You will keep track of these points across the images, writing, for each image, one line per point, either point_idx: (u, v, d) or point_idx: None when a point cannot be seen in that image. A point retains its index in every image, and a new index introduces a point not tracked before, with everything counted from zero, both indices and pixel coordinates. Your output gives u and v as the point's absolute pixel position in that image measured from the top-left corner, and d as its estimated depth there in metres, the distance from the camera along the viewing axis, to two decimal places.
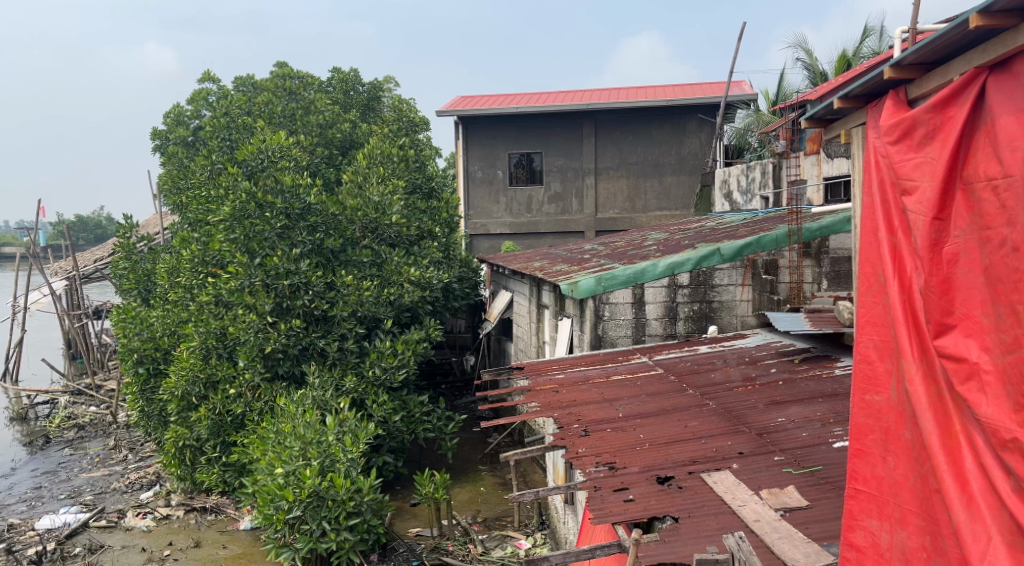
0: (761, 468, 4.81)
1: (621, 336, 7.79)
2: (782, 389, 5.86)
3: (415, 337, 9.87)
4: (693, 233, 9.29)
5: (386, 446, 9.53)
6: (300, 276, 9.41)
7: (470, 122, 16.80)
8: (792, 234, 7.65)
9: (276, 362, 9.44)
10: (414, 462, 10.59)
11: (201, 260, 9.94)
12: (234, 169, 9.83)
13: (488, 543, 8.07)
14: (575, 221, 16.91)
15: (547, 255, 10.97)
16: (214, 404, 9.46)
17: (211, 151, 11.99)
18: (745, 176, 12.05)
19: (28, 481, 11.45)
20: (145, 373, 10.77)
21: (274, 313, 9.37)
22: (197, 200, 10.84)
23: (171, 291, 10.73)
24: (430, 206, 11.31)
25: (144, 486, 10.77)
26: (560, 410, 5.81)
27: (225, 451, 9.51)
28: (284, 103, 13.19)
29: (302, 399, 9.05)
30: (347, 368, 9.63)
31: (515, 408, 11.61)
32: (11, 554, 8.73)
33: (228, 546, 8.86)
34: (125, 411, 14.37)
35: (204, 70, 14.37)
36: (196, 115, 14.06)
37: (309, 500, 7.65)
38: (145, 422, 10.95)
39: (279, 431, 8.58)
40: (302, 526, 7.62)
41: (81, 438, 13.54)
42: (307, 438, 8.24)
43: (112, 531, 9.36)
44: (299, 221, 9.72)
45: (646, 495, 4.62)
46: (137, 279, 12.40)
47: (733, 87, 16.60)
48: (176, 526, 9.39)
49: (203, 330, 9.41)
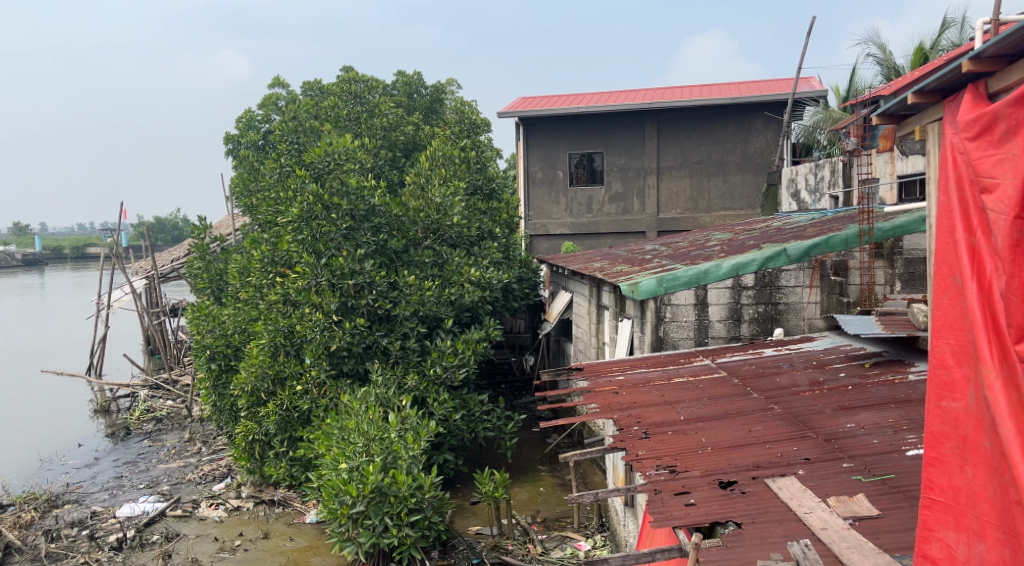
0: (829, 474, 4.69)
1: (683, 338, 7.70)
2: (852, 395, 5.69)
3: (475, 337, 9.95)
4: (758, 233, 9.11)
5: (446, 444, 9.62)
6: (364, 276, 9.61)
7: (531, 121, 16.82)
8: (863, 234, 7.41)
9: (341, 360, 9.65)
10: (474, 461, 10.67)
11: (270, 261, 10.25)
12: (301, 171, 9.96)
13: (548, 543, 8.07)
14: (636, 221, 16.74)
15: (608, 255, 10.91)
16: (282, 400, 9.68)
17: (280, 155, 12.36)
18: (813, 175, 11.73)
19: (110, 471, 11.98)
20: (217, 369, 11.15)
21: (339, 311, 9.59)
22: (267, 202, 11.17)
23: (243, 289, 11.08)
24: (490, 207, 11.41)
25: (217, 477, 11.16)
26: (620, 412, 5.78)
27: (292, 446, 9.78)
28: (350, 106, 13.50)
29: (366, 396, 9.20)
30: (409, 366, 9.75)
31: (574, 409, 11.59)
32: (95, 541, 9.16)
33: (295, 538, 9.09)
34: (200, 405, 14.91)
35: (274, 76, 14.82)
36: (267, 119, 14.49)
37: (372, 496, 7.82)
38: (218, 416, 11.33)
39: (344, 427, 8.75)
40: (364, 521, 7.76)
41: (159, 431, 14.10)
42: (370, 435, 8.40)
43: (187, 520, 9.72)
44: (364, 223, 9.94)
45: (708, 499, 4.56)
46: (210, 279, 12.83)
47: (802, 84, 16.21)
48: (246, 518, 9.68)
49: (271, 328, 9.67)
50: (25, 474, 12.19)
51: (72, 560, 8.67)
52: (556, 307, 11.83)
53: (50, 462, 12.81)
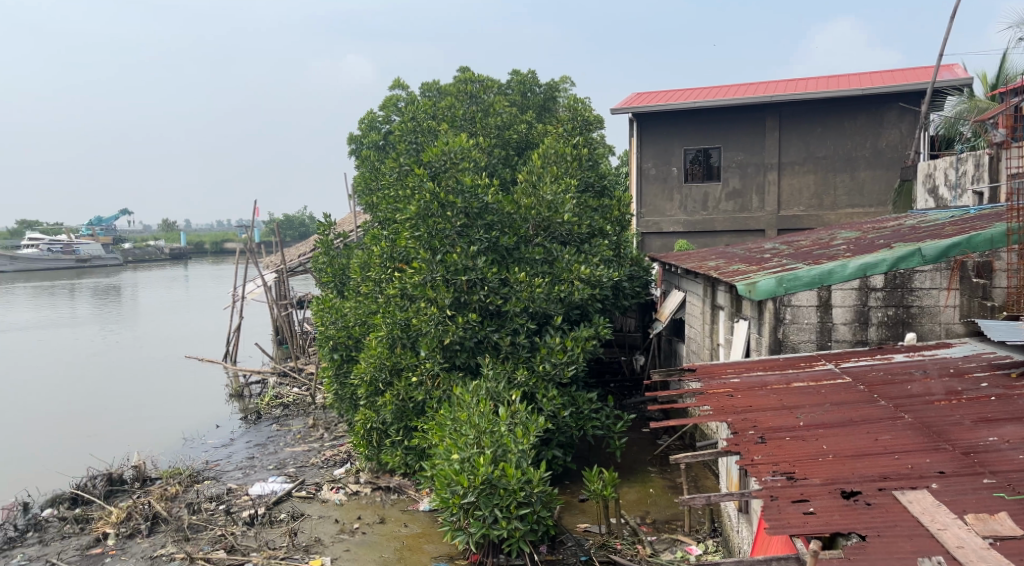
0: (967, 490, 4.39)
1: (804, 341, 7.39)
2: (994, 406, 5.29)
3: (584, 334, 9.82)
4: (890, 231, 8.59)
5: (555, 440, 9.64)
6: (477, 273, 9.81)
7: (643, 116, 16.43)
8: (1012, 233, 6.84)
9: (454, 354, 9.85)
10: (583, 458, 10.65)
11: (389, 257, 10.74)
12: (418, 170, 10.24)
13: (658, 545, 7.99)
14: (755, 219, 16.17)
15: (722, 254, 10.56)
16: (398, 391, 10.06)
17: (399, 155, 12.76)
18: (953, 170, 10.94)
19: (244, 451, 12.79)
20: (339, 359, 11.65)
21: (452, 306, 9.83)
22: (386, 201, 11.57)
23: (363, 283, 11.55)
24: (601, 205, 11.35)
25: (338, 462, 11.67)
26: (734, 415, 5.61)
27: (408, 435, 10.11)
28: (465, 106, 13.82)
29: (476, 389, 9.38)
30: (519, 362, 9.81)
31: (686, 411, 11.34)
32: (230, 516, 9.86)
33: (409, 524, 9.40)
34: (323, 393, 15.67)
35: (395, 78, 15.36)
36: (388, 120, 15.09)
37: (482, 487, 7.99)
38: (339, 404, 11.86)
39: (455, 419, 8.95)
40: (475, 512, 7.99)
41: (286, 416, 14.95)
42: (481, 427, 8.54)
43: (311, 501, 10.24)
44: (477, 220, 10.11)
45: (829, 509, 4.36)
46: (333, 273, 13.43)
47: (945, 71, 15.16)
48: (364, 502, 10.10)
49: (389, 321, 10.07)
50: (172, 451, 13.25)
51: (210, 532, 9.40)
52: (668, 305, 11.56)
53: (192, 440, 13.84)
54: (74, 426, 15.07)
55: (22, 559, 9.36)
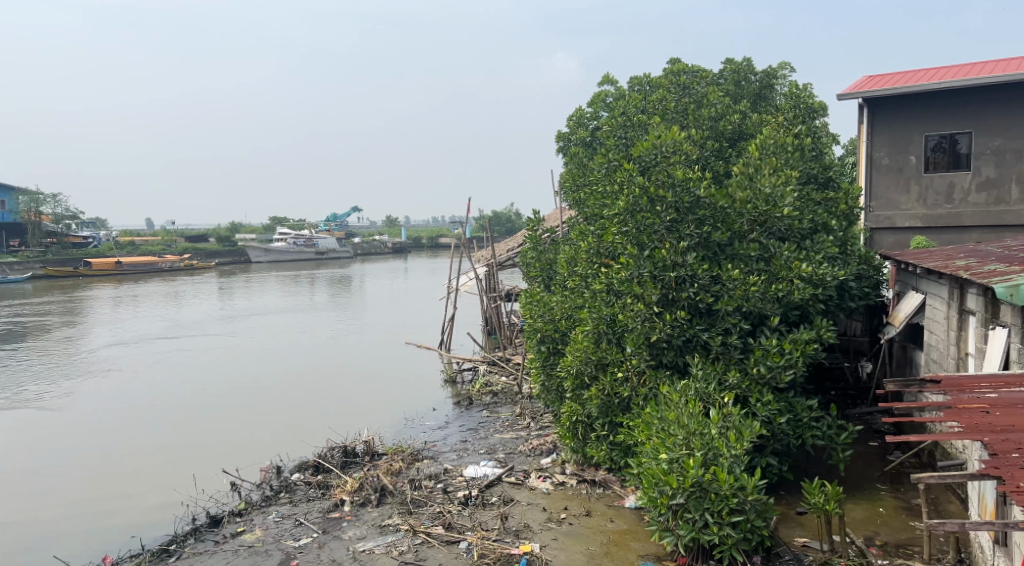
0: None
1: None
2: None
3: (804, 337, 9.14)
4: None
5: (770, 448, 9.13)
6: (686, 269, 9.49)
7: (879, 104, 15.12)
8: None
9: (661, 352, 9.64)
10: (801, 468, 9.98)
11: (596, 252, 10.75)
12: (629, 165, 10.23)
13: None
14: (1015, 212, 14.52)
15: (972, 253, 9.49)
16: (604, 385, 10.02)
17: (609, 150, 12.67)
18: None
19: (457, 434, 13.35)
20: (546, 351, 11.75)
21: (660, 303, 9.63)
22: (595, 196, 11.57)
23: (570, 278, 11.63)
24: (827, 198, 10.60)
25: (544, 452, 11.79)
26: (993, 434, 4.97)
27: (613, 431, 10.03)
28: (678, 98, 13.50)
29: (686, 390, 9.11)
30: (730, 363, 9.39)
31: (924, 425, 10.32)
32: (448, 494, 10.33)
33: (614, 520, 9.35)
34: (529, 383, 15.99)
35: (604, 73, 15.35)
36: (596, 116, 15.15)
37: (692, 490, 7.76)
38: (546, 395, 11.98)
39: (664, 418, 8.74)
40: (685, 514, 7.79)
41: (495, 404, 15.41)
42: (690, 429, 8.27)
43: (519, 488, 10.45)
44: (688, 215, 9.80)
45: None
46: (542, 267, 13.63)
47: None
48: (571, 493, 10.14)
49: (595, 315, 10.13)
50: (394, 429, 14.13)
51: (429, 508, 9.92)
52: (904, 308, 10.60)
53: (411, 421, 14.66)
54: (309, 402, 16.45)
55: (276, 515, 10.42)
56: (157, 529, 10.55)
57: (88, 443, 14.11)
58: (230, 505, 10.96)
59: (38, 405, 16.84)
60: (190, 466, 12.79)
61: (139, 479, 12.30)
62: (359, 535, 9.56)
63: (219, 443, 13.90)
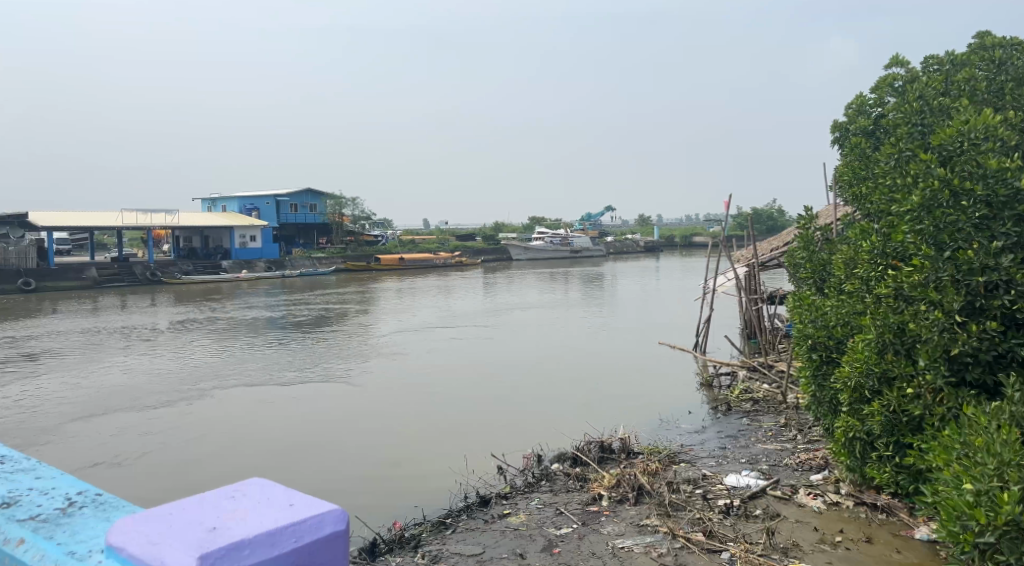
0: None
1: None
2: None
3: None
4: None
5: None
6: (1000, 272, 8.13)
7: None
8: None
9: (962, 367, 8.44)
10: None
11: (882, 253, 9.80)
12: (927, 154, 9.05)
13: None
14: None
15: None
16: (889, 401, 8.94)
17: (901, 139, 11.28)
18: None
19: (716, 441, 12.84)
20: (817, 360, 10.77)
21: (963, 312, 8.42)
22: (881, 191, 10.46)
23: (848, 281, 10.61)
24: None
25: (814, 468, 10.99)
26: None
27: (899, 452, 8.96)
28: (988, 77, 11.81)
29: (996, 412, 7.73)
30: None
31: None
32: (708, 501, 9.98)
33: (900, 551, 8.40)
34: (795, 392, 14.87)
35: (894, 55, 13.89)
36: (882, 103, 13.78)
37: (1006, 529, 6.63)
38: (816, 407, 11.12)
39: (966, 442, 7.57)
40: (996, 556, 6.69)
41: (757, 412, 14.50)
42: (1006, 457, 6.97)
43: (787, 503, 9.91)
44: (1003, 209, 8.34)
45: None
46: (813, 269, 12.56)
47: None
48: (847, 516, 9.39)
49: (879, 323, 9.13)
50: (650, 430, 13.86)
51: (688, 513, 9.60)
52: None
53: (668, 422, 14.31)
54: (569, 397, 16.60)
55: (539, 502, 10.61)
56: (434, 502, 11.14)
57: (374, 419, 15.30)
58: (496, 488, 11.33)
59: (339, 380, 18.77)
60: (459, 448, 13.39)
61: (419, 455, 13.11)
62: (618, 532, 9.41)
63: (486, 428, 14.49)
